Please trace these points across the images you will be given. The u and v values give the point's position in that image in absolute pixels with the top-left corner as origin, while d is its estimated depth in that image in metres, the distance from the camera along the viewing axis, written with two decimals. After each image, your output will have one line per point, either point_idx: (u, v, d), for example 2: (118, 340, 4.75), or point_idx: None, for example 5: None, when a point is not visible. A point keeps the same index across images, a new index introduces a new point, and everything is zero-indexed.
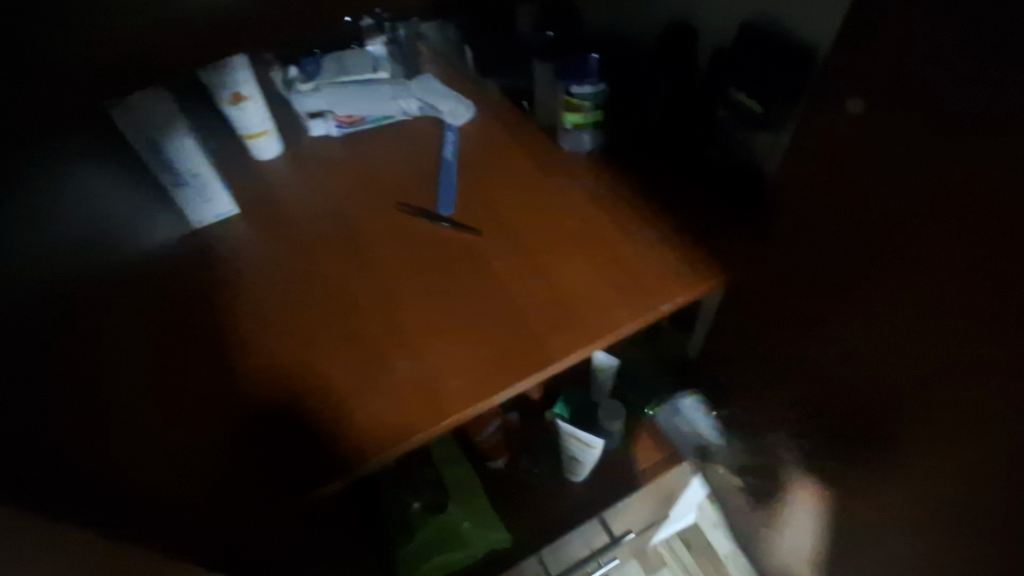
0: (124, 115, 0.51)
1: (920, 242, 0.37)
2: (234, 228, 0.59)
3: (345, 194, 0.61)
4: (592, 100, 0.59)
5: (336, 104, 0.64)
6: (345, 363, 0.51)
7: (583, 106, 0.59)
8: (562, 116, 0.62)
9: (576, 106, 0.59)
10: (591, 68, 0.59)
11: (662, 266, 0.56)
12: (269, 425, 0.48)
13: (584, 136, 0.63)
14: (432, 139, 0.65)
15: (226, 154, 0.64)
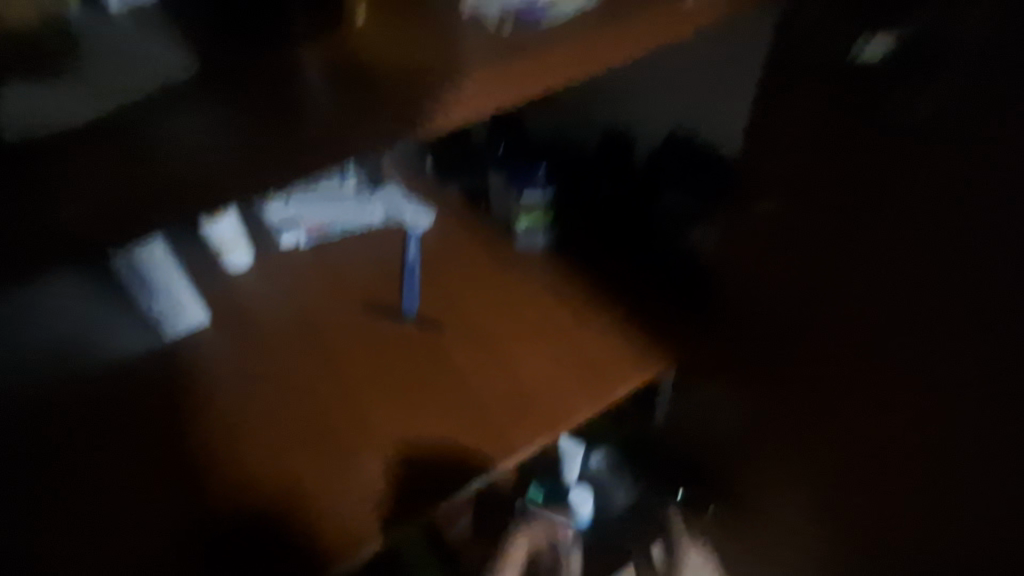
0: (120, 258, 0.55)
1: None
2: (205, 339, 0.61)
3: (314, 301, 0.64)
4: (543, 204, 0.64)
5: (306, 213, 0.69)
6: (317, 467, 0.52)
7: (535, 208, 0.64)
8: (515, 220, 0.66)
9: (528, 209, 0.65)
10: (538, 176, 0.64)
11: (615, 359, 0.59)
12: (235, 538, 0.49)
13: (537, 237, 0.66)
14: (396, 244, 0.69)
15: (195, 265, 0.67)
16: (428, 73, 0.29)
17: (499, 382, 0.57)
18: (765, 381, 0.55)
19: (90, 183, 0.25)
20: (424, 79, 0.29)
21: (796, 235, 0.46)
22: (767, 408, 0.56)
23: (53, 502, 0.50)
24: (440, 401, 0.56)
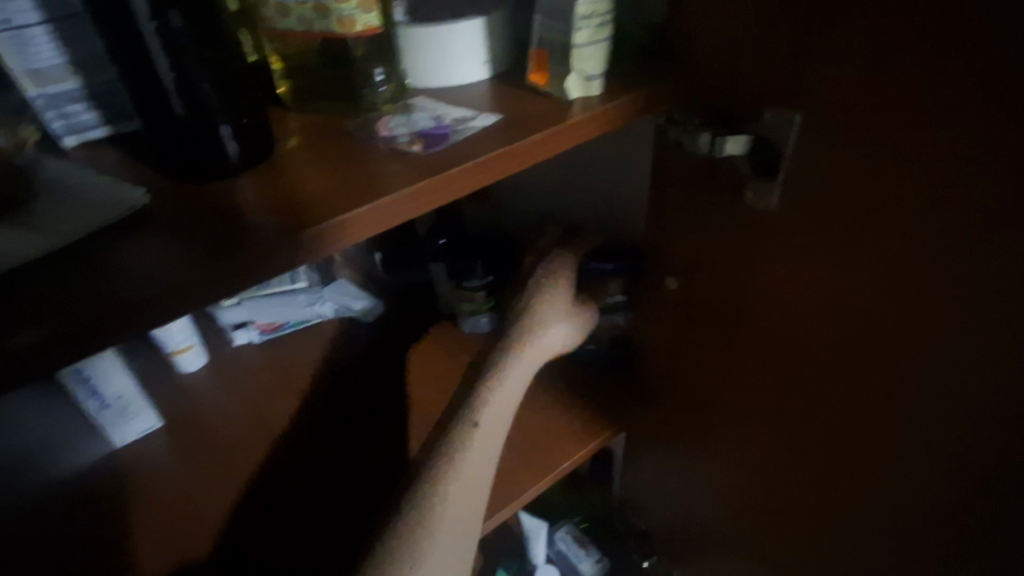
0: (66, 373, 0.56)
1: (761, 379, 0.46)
2: (157, 443, 0.62)
3: (265, 397, 0.65)
4: (482, 289, 0.69)
5: (256, 314, 0.72)
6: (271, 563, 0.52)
7: (474, 294, 0.69)
8: (459, 305, 0.71)
9: (468, 295, 0.70)
10: (474, 266, 0.69)
11: (557, 438, 0.63)
12: None
13: (481, 319, 0.72)
14: (346, 336, 0.72)
15: (149, 371, 0.68)
16: (345, 192, 0.33)
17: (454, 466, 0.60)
18: (698, 440, 0.58)
19: (35, 310, 0.28)
20: (339, 198, 0.33)
21: (700, 304, 0.51)
22: (705, 467, 0.59)
23: None
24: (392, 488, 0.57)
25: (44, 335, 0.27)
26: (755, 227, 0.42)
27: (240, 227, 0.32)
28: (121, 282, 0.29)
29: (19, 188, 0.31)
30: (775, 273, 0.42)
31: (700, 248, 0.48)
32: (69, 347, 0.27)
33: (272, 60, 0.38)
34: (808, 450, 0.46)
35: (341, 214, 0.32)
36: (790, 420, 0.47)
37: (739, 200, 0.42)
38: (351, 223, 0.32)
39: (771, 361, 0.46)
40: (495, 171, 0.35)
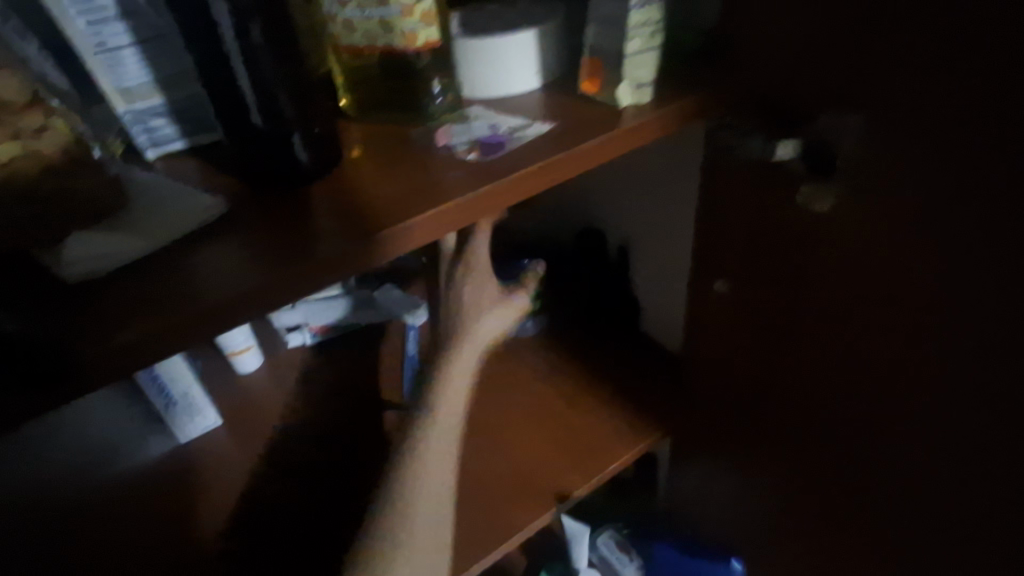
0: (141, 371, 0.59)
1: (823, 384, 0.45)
2: (219, 439, 0.65)
3: (320, 400, 0.68)
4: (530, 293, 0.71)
5: (310, 317, 0.75)
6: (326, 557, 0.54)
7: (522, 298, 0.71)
8: None
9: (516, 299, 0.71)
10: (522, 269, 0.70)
11: (602, 445, 0.63)
12: None
13: (527, 322, 0.73)
14: (396, 341, 0.74)
15: (211, 370, 0.72)
16: (406, 202, 0.35)
17: (501, 472, 0.61)
18: (747, 449, 0.58)
19: (126, 312, 0.30)
20: (398, 208, 0.34)
21: (751, 311, 0.51)
22: (753, 477, 0.58)
23: None
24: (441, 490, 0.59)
25: (136, 334, 0.29)
26: (806, 234, 0.42)
27: (309, 234, 0.34)
28: (202, 286, 0.31)
29: (114, 195, 0.33)
30: (827, 280, 0.42)
31: (750, 254, 0.48)
32: (162, 344, 0.29)
33: (337, 75, 0.40)
34: (861, 460, 0.45)
35: (399, 223, 0.33)
36: (841, 429, 0.46)
37: (791, 206, 0.42)
38: (408, 230, 0.33)
39: (821, 369, 0.45)
40: (546, 180, 0.36)
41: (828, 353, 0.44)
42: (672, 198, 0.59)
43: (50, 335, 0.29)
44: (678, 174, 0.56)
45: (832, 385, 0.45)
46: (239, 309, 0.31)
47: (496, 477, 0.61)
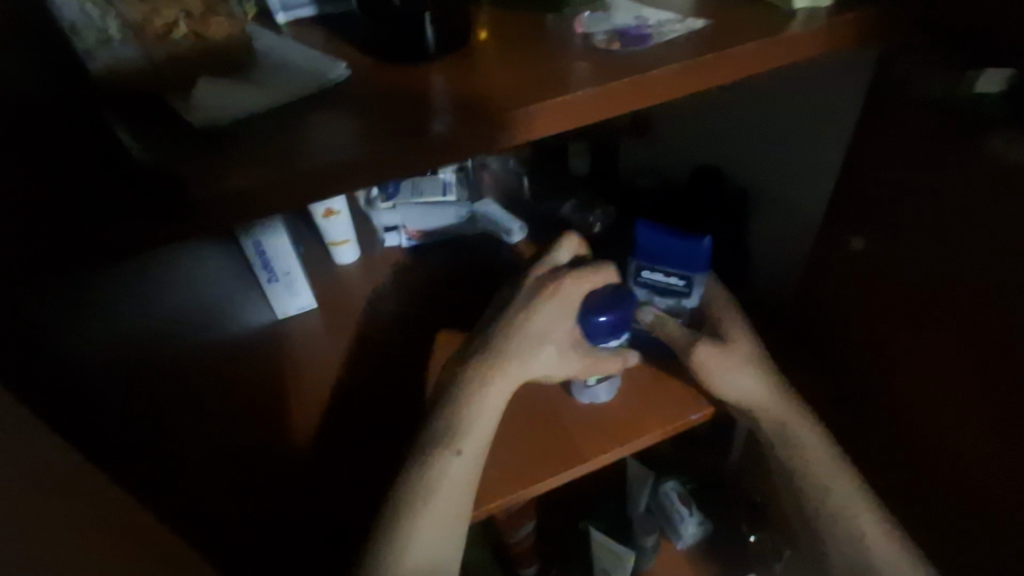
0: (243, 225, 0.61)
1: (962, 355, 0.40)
2: (310, 322, 0.67)
3: (408, 304, 0.68)
4: (664, 281, 0.57)
5: (408, 220, 0.74)
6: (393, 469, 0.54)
7: (660, 285, 0.58)
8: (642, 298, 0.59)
9: (657, 289, 0.58)
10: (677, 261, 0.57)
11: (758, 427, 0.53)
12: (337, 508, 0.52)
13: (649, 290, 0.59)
14: (488, 255, 0.74)
15: (310, 257, 0.74)
16: (520, 90, 0.34)
17: (580, 415, 0.58)
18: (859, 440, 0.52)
19: (239, 153, 0.31)
20: (519, 93, 0.33)
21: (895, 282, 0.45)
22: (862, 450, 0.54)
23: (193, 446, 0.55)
24: (526, 447, 0.56)
25: (244, 182, 0.29)
26: (991, 200, 0.36)
27: (417, 107, 0.33)
28: (305, 150, 0.31)
29: (240, 55, 0.34)
30: (999, 257, 0.36)
31: (915, 218, 0.42)
32: (277, 201, 0.30)
33: None
34: (972, 467, 0.41)
35: (518, 110, 0.32)
36: (971, 436, 0.40)
37: (983, 159, 0.36)
38: (523, 117, 0.33)
39: (976, 367, 0.39)
40: (661, 91, 0.35)
41: (975, 344, 0.38)
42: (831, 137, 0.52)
43: (164, 167, 0.30)
44: (845, 99, 0.49)
45: (974, 382, 0.39)
46: (374, 164, 0.31)
47: (595, 440, 0.56)
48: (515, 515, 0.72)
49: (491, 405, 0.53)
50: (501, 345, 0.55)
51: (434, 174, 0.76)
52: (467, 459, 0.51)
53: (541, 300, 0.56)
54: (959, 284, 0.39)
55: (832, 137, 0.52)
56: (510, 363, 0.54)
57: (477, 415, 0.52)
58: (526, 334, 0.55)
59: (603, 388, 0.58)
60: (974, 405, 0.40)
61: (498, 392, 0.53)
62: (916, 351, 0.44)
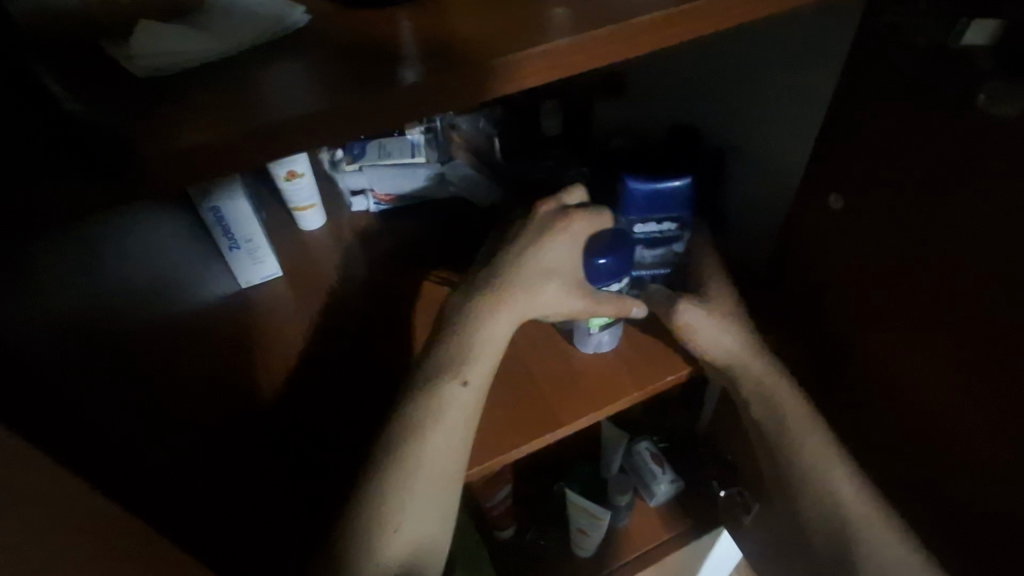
0: (198, 186, 0.56)
1: (939, 310, 0.40)
2: (276, 290, 0.64)
3: (380, 266, 0.67)
4: (658, 231, 0.58)
5: (376, 182, 0.71)
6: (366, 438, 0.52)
7: (654, 236, 0.59)
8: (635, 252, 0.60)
9: (651, 240, 0.59)
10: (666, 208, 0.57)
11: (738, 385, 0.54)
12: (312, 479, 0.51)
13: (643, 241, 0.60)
14: (459, 218, 0.72)
15: (274, 223, 0.70)
16: (499, 37, 0.32)
17: (558, 380, 0.58)
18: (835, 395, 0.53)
19: (193, 106, 0.28)
20: (497, 40, 0.31)
21: (875, 237, 0.45)
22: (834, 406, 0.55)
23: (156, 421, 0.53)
24: (508, 410, 0.56)
25: (199, 141, 0.26)
26: (975, 153, 0.35)
27: (388, 54, 0.31)
28: (269, 102, 0.28)
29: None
30: (979, 211, 0.36)
31: (897, 174, 0.42)
32: (237, 158, 0.27)
33: None
34: (950, 419, 0.42)
35: (505, 58, 0.30)
36: (948, 389, 0.41)
37: (965, 112, 0.36)
38: (509, 67, 0.31)
39: (957, 318, 0.39)
40: (648, 40, 0.33)
41: (953, 299, 0.39)
42: (812, 91, 0.51)
43: (105, 120, 0.27)
44: (828, 54, 0.48)
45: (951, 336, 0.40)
46: (343, 117, 0.28)
47: (572, 401, 0.56)
48: (492, 478, 0.72)
49: (492, 344, 0.50)
50: (509, 277, 0.51)
51: (402, 135, 0.74)
52: (473, 390, 0.49)
53: (555, 235, 0.53)
54: (939, 240, 0.39)
55: (813, 92, 0.51)
56: (516, 299, 0.51)
57: (478, 355, 0.50)
58: (535, 270, 0.52)
59: (603, 339, 0.58)
60: (948, 360, 0.40)
61: (500, 329, 0.51)
62: (894, 308, 0.44)
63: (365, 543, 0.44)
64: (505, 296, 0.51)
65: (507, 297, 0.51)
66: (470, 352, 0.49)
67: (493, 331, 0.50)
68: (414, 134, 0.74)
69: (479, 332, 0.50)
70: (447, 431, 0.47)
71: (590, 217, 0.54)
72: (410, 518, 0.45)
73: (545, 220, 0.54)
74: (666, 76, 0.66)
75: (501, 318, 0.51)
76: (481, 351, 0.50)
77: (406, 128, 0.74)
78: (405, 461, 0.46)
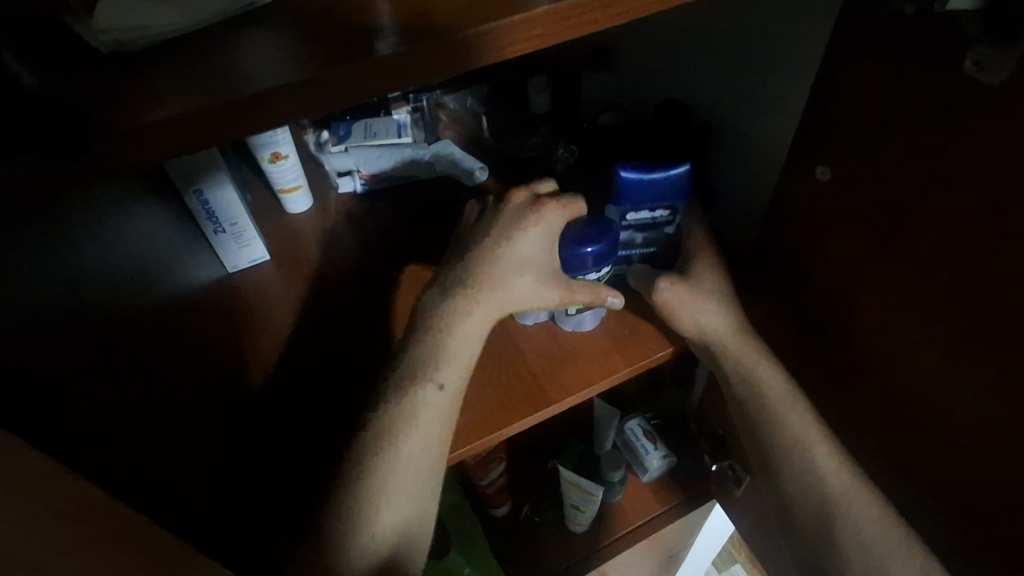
0: (177, 164, 0.54)
1: (927, 276, 0.40)
2: (263, 273, 0.64)
3: (367, 247, 0.66)
4: (650, 218, 0.58)
5: (363, 163, 0.70)
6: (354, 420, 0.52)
7: (647, 221, 0.59)
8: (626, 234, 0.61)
9: (642, 224, 0.59)
10: (657, 195, 0.56)
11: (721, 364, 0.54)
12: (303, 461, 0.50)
13: (634, 228, 0.59)
14: (447, 198, 0.71)
15: (259, 206, 0.70)
16: (474, 6, 0.31)
17: (547, 359, 0.58)
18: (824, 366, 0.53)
19: (162, 80, 0.27)
20: (472, 9, 0.31)
21: (864, 206, 0.45)
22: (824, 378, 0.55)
23: (145, 407, 0.53)
24: (497, 390, 0.56)
25: (171, 112, 0.26)
26: (964, 115, 0.35)
27: (363, 25, 0.30)
28: (242, 74, 0.27)
29: None
30: (968, 175, 0.36)
31: (886, 140, 0.41)
32: (210, 132, 0.27)
33: None
34: (937, 386, 0.42)
35: (486, 27, 0.30)
36: (937, 355, 0.41)
37: (953, 75, 0.35)
38: (489, 37, 0.30)
39: (948, 283, 0.39)
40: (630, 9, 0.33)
41: (942, 265, 0.39)
42: (799, 62, 0.51)
43: (70, 95, 0.26)
44: (815, 21, 0.48)
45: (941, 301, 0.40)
46: (318, 90, 0.28)
47: (562, 380, 0.56)
48: (485, 457, 0.73)
49: (466, 344, 0.51)
50: (479, 276, 0.51)
51: (388, 114, 0.73)
52: (448, 393, 0.49)
53: (526, 230, 0.52)
54: (927, 206, 0.39)
55: (800, 61, 0.51)
56: (488, 298, 0.51)
57: (453, 356, 0.50)
58: (507, 266, 0.52)
59: (588, 317, 0.58)
60: (937, 327, 0.40)
61: (474, 328, 0.51)
62: (882, 276, 0.44)
63: (344, 543, 0.43)
64: (476, 295, 0.51)
65: (478, 295, 0.51)
66: (445, 355, 0.50)
67: (467, 332, 0.50)
68: (401, 114, 0.73)
69: (451, 331, 0.50)
70: (427, 438, 0.47)
71: (565, 208, 0.54)
72: (391, 515, 0.45)
73: (512, 214, 0.54)
74: (652, 49, 0.65)
75: (472, 317, 0.51)
76: (456, 353, 0.50)
77: (393, 107, 0.72)
78: (383, 463, 0.46)
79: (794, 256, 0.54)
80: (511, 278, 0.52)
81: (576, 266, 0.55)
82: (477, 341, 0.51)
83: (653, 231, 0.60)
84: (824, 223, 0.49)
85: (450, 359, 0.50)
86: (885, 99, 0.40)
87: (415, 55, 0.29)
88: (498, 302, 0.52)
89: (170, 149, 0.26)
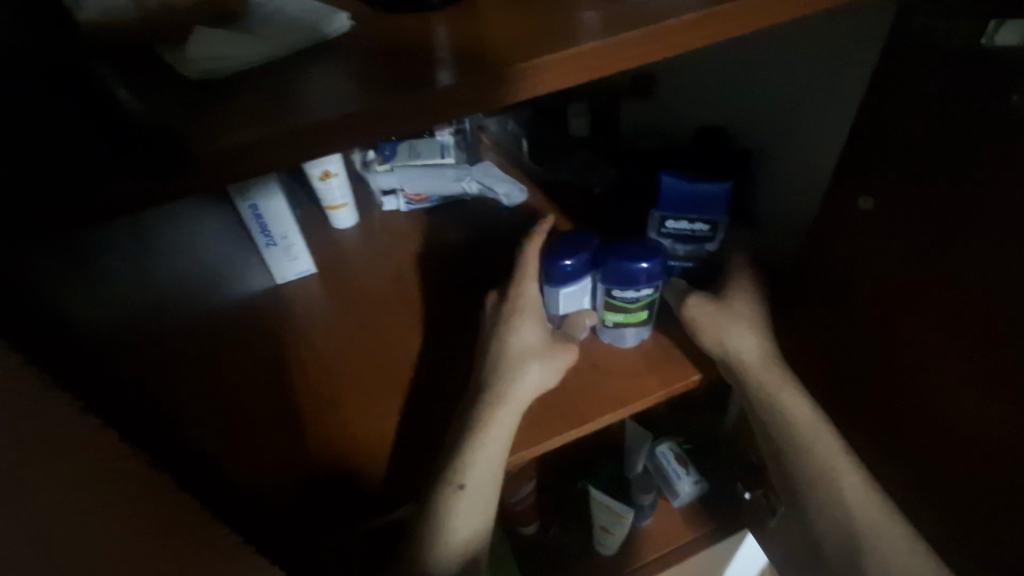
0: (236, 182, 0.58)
1: (970, 310, 0.40)
2: (309, 286, 0.67)
3: (408, 263, 0.68)
4: (691, 229, 0.58)
5: (407, 182, 0.72)
6: (390, 432, 0.53)
7: (690, 232, 0.59)
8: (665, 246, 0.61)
9: (682, 236, 0.59)
10: (692, 204, 0.58)
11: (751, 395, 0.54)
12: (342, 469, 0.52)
13: (673, 241, 0.60)
14: (487, 218, 0.73)
15: (308, 221, 0.73)
16: (524, 41, 0.33)
17: (583, 378, 0.58)
18: (858, 395, 0.52)
19: (239, 106, 0.30)
20: (522, 44, 0.32)
21: (905, 236, 0.45)
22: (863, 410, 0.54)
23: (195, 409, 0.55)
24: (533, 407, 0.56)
25: (244, 137, 0.28)
26: (1006, 151, 0.35)
27: (421, 58, 0.32)
28: (312, 101, 0.30)
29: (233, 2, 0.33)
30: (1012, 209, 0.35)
31: (928, 172, 0.41)
32: (280, 154, 0.29)
33: None
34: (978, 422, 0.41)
35: (534, 59, 0.31)
36: (977, 389, 0.40)
37: (996, 111, 0.35)
38: (538, 70, 0.32)
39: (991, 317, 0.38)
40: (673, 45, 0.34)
41: (983, 299, 0.38)
42: (840, 92, 0.51)
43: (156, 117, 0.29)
44: (857, 55, 0.48)
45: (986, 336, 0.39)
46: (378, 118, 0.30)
47: (597, 400, 0.57)
48: (516, 475, 0.73)
49: (498, 435, 0.50)
50: (493, 372, 0.53)
51: (432, 135, 0.75)
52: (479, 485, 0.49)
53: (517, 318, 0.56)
54: (970, 239, 0.39)
55: (842, 92, 0.51)
56: (505, 388, 0.52)
57: (484, 450, 0.50)
58: (514, 353, 0.54)
59: (630, 334, 0.59)
60: (981, 362, 0.40)
61: (504, 420, 0.51)
62: (925, 309, 0.44)
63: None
64: (496, 389, 0.52)
65: (499, 387, 0.52)
66: (477, 451, 0.49)
67: (495, 426, 0.50)
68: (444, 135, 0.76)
69: (476, 437, 0.50)
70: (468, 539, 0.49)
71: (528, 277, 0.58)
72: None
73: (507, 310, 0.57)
74: (693, 77, 0.67)
75: (500, 409, 0.51)
76: (488, 447, 0.50)
77: (436, 129, 0.74)
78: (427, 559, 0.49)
79: (834, 285, 0.54)
80: (524, 366, 0.53)
81: (624, 283, 0.55)
82: (509, 426, 0.51)
83: (692, 245, 0.60)
84: (865, 253, 0.49)
85: (484, 453, 0.50)
86: (928, 132, 0.41)
87: (467, 87, 0.31)
88: (519, 386, 0.52)
89: (243, 168, 0.29)
